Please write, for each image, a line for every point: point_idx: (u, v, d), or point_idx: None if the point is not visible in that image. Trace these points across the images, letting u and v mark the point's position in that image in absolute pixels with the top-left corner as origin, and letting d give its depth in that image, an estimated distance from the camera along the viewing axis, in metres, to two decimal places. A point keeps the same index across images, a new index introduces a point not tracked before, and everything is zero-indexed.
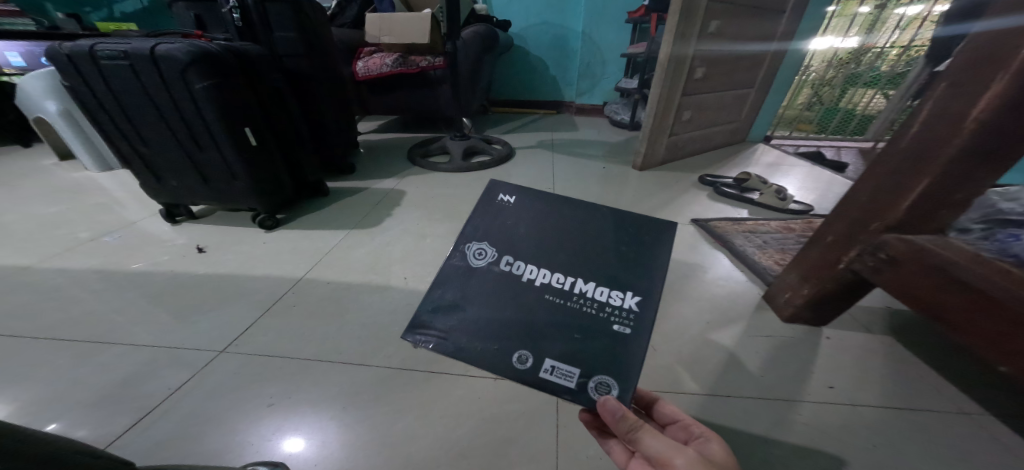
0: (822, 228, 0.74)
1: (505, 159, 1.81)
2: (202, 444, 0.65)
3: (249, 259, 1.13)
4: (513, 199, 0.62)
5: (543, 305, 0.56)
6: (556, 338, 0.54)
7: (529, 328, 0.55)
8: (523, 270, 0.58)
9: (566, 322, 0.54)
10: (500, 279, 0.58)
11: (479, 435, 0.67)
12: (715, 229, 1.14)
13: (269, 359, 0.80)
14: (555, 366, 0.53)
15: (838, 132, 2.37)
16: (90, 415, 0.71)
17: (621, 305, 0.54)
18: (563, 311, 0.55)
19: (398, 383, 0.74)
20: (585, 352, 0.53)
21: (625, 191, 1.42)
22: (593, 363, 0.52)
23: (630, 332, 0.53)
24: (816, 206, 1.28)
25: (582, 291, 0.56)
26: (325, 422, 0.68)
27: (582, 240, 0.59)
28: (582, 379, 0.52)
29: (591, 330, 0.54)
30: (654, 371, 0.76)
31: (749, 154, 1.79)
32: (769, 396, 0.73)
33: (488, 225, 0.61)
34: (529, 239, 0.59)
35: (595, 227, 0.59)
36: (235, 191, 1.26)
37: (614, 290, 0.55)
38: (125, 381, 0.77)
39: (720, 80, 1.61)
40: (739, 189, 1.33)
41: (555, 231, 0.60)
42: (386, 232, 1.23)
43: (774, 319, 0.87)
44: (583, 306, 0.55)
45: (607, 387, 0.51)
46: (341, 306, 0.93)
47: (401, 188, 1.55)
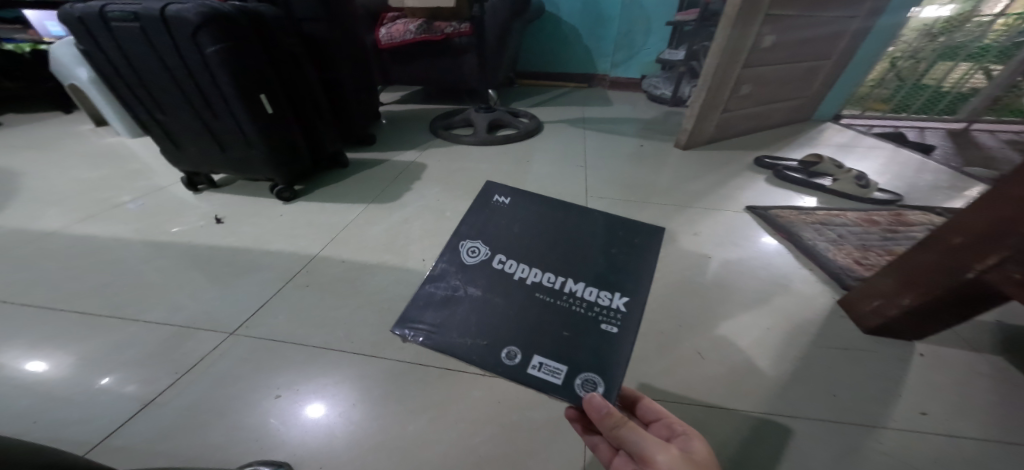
0: (945, 226, 0.59)
1: (533, 133, 1.68)
2: (200, 439, 0.60)
3: (265, 233, 1.07)
4: (509, 201, 0.56)
5: (531, 304, 0.49)
6: (543, 334, 0.47)
7: (517, 323, 0.48)
8: (515, 270, 0.51)
9: (553, 320, 0.48)
10: (493, 280, 0.51)
11: (500, 443, 0.59)
12: (777, 219, 0.99)
13: (279, 345, 0.74)
14: (543, 363, 0.45)
15: (921, 112, 2.04)
16: (98, 396, 0.67)
17: (611, 307, 0.48)
18: (552, 310, 0.48)
19: (411, 380, 0.67)
20: (575, 348, 0.46)
21: (670, 172, 1.27)
22: (585, 359, 0.45)
23: (618, 331, 0.46)
24: (902, 195, 1.11)
25: (572, 290, 0.50)
26: (328, 403, 0.64)
27: (574, 240, 0.53)
28: (569, 376, 0.45)
29: (581, 329, 0.47)
30: (704, 381, 0.66)
31: (814, 135, 1.59)
32: (840, 419, 0.61)
33: (483, 223, 0.55)
34: (528, 238, 0.53)
35: (587, 229, 0.54)
36: (251, 160, 1.19)
37: (601, 290, 0.49)
38: (134, 359, 0.72)
39: (789, 49, 1.40)
40: (806, 174, 1.17)
41: (551, 231, 0.54)
42: (406, 208, 1.14)
43: (849, 327, 0.74)
44: (572, 304, 0.49)
45: (593, 384, 0.44)
46: (356, 289, 0.86)
47: (422, 162, 1.46)
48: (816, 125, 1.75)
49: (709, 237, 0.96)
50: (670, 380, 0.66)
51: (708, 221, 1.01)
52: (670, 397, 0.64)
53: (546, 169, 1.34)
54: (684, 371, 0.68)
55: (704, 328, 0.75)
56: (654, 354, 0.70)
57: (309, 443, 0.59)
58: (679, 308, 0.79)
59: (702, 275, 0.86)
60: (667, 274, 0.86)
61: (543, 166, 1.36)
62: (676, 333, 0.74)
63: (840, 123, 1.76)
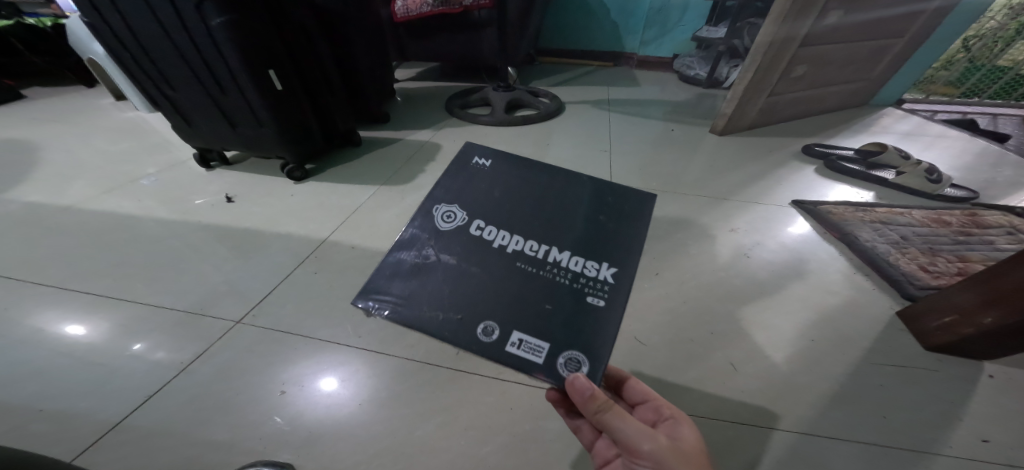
0: None
1: (554, 114, 1.59)
2: (204, 435, 0.57)
3: (275, 213, 1.02)
4: (489, 164, 0.51)
5: (510, 275, 0.44)
6: (524, 307, 0.42)
7: (497, 294, 0.43)
8: (493, 236, 0.46)
9: (535, 293, 0.43)
10: (469, 250, 0.46)
11: (510, 454, 0.55)
12: (828, 216, 0.90)
13: (285, 336, 0.70)
14: (523, 339, 0.41)
15: (997, 97, 1.77)
16: (105, 381, 0.64)
17: (595, 278, 0.43)
18: (533, 282, 0.44)
19: (418, 380, 0.63)
20: (559, 322, 0.41)
21: (704, 160, 1.17)
22: (571, 335, 0.41)
23: (604, 305, 0.42)
24: (978, 192, 0.99)
25: (553, 259, 0.44)
26: (337, 375, 0.64)
27: (558, 205, 0.48)
28: (551, 355, 0.40)
29: (564, 303, 0.42)
30: (736, 396, 0.60)
31: (870, 121, 1.44)
32: (890, 444, 0.55)
33: (461, 188, 0.49)
34: (509, 203, 0.48)
35: (573, 193, 0.48)
36: (262, 139, 1.15)
37: (584, 260, 0.44)
38: (139, 343, 0.70)
39: (854, 27, 1.26)
40: (864, 166, 1.06)
41: (534, 196, 0.48)
42: (420, 192, 1.08)
43: (909, 342, 0.66)
44: (553, 275, 0.44)
45: (576, 363, 0.40)
46: (367, 277, 0.81)
47: (436, 142, 1.40)
48: (874, 110, 1.59)
49: (750, 234, 0.87)
50: (699, 393, 0.60)
51: (747, 215, 0.92)
52: (699, 412, 0.58)
53: (569, 153, 1.26)
54: (715, 384, 0.61)
55: (742, 336, 0.68)
56: (683, 363, 0.64)
57: (322, 431, 0.57)
58: (713, 312, 0.72)
59: (741, 277, 0.78)
60: (701, 275, 0.78)
61: (565, 150, 1.28)
62: (707, 341, 0.67)
63: (902, 108, 1.61)
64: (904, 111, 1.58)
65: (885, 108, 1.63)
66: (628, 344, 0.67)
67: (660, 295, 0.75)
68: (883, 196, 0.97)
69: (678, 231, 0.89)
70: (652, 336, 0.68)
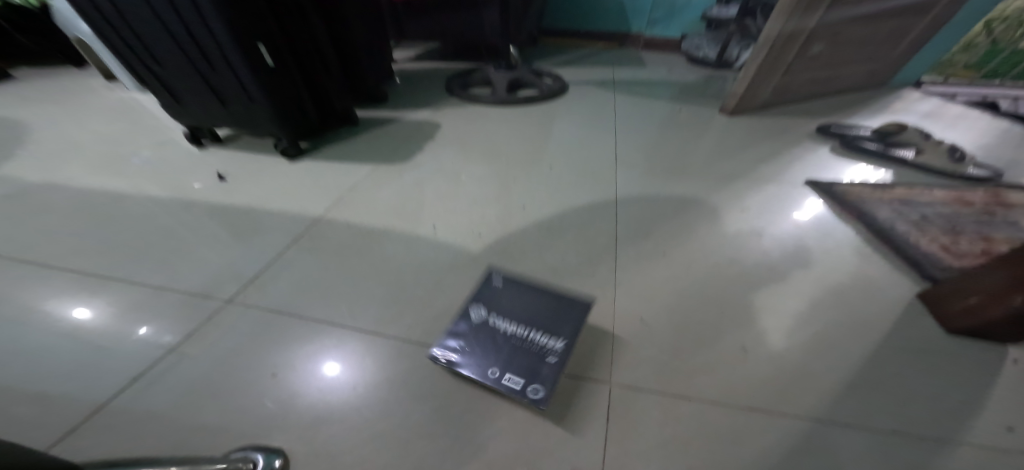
0: None
1: (557, 94, 1.53)
2: (192, 418, 0.54)
3: (268, 191, 0.98)
4: (503, 284, 0.67)
5: (503, 343, 0.59)
6: (509, 360, 0.57)
7: (491, 351, 0.59)
8: (495, 323, 0.62)
9: (516, 354, 0.58)
10: (479, 330, 0.61)
11: (510, 438, 0.52)
12: (845, 195, 0.86)
13: (278, 317, 0.67)
14: (506, 374, 0.56)
15: None
16: (89, 362, 0.61)
17: (553, 346, 0.58)
18: (517, 349, 0.58)
19: (414, 364, 0.60)
20: (533, 372, 0.56)
21: (714, 140, 1.13)
22: (538, 377, 0.55)
23: (555, 361, 0.56)
24: (1003, 172, 0.96)
25: (530, 336, 0.60)
26: (337, 359, 0.61)
27: (536, 309, 0.63)
28: (524, 384, 0.54)
29: (534, 357, 0.57)
30: (747, 382, 0.57)
31: (889, 102, 1.40)
32: (909, 432, 0.52)
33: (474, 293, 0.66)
34: (504, 302, 0.65)
35: (549, 299, 0.64)
36: (254, 116, 1.10)
37: (546, 336, 0.59)
38: (124, 324, 0.67)
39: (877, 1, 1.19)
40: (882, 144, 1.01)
41: (522, 303, 0.64)
42: (418, 170, 1.04)
43: (930, 327, 0.63)
44: (528, 344, 0.59)
45: (537, 390, 0.54)
46: (361, 256, 0.78)
47: (436, 121, 1.35)
48: (891, 92, 1.53)
49: (763, 214, 0.84)
50: (708, 378, 0.57)
51: (759, 195, 0.89)
52: (709, 398, 0.55)
53: (574, 133, 1.22)
54: (726, 369, 0.59)
55: (755, 319, 0.65)
56: (692, 347, 0.61)
57: (319, 416, 0.54)
58: (724, 295, 0.68)
59: (754, 258, 0.74)
60: (712, 256, 0.75)
61: (568, 130, 1.23)
62: (717, 324, 0.64)
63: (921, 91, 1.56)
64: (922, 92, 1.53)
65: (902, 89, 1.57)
66: (635, 326, 0.64)
67: (668, 276, 0.72)
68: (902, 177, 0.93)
69: (687, 212, 0.85)
70: (660, 318, 0.65)
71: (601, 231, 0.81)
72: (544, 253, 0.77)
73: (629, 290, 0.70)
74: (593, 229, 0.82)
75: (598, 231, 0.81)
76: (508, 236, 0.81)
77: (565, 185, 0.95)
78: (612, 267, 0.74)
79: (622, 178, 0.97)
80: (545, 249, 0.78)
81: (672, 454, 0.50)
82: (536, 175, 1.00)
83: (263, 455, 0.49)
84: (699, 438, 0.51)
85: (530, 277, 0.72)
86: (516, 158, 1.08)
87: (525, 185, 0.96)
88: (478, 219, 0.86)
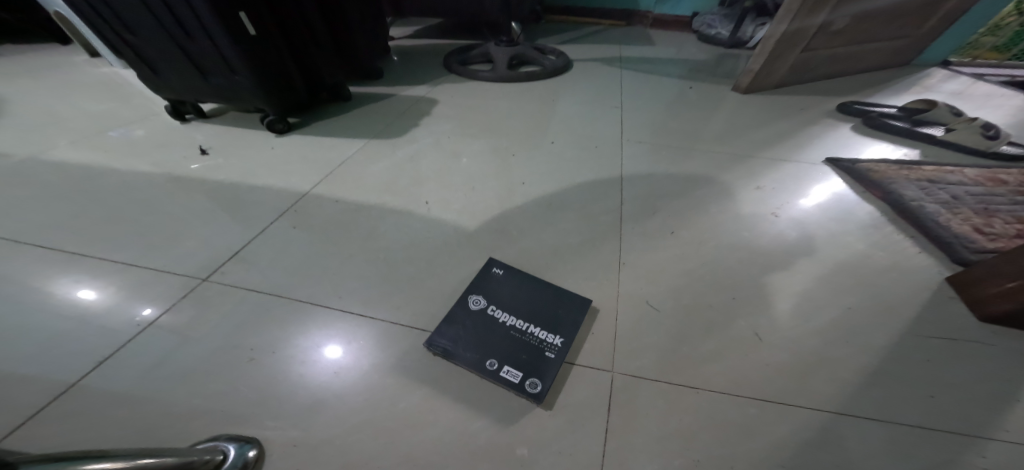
0: None
1: (561, 71, 1.46)
2: (157, 403, 0.49)
3: (253, 166, 0.92)
4: (504, 272, 0.63)
5: (502, 335, 0.55)
6: (506, 353, 0.53)
7: (488, 341, 0.54)
8: (495, 313, 0.57)
9: (513, 347, 0.54)
10: (477, 319, 0.57)
11: (505, 429, 0.47)
12: (870, 174, 0.81)
13: (258, 296, 0.61)
14: (504, 367, 0.52)
15: None
16: (48, 339, 0.55)
17: (552, 342, 0.54)
18: (515, 341, 0.54)
19: (402, 345, 0.55)
20: (531, 366, 0.52)
21: (726, 118, 1.07)
22: (536, 372, 0.51)
23: (554, 357, 0.53)
24: None
25: (530, 329, 0.55)
26: (337, 346, 0.55)
27: (538, 302, 0.59)
28: (522, 378, 0.51)
29: (532, 351, 0.53)
30: (762, 371, 0.53)
31: (915, 80, 1.35)
32: (937, 427, 0.48)
33: (474, 281, 0.62)
34: (506, 292, 0.60)
35: (552, 292, 0.60)
36: (237, 89, 1.04)
37: (546, 330, 0.55)
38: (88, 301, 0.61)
39: None
40: (910, 122, 0.98)
41: (524, 294, 0.60)
42: (413, 145, 0.99)
43: (959, 313, 0.58)
44: (526, 337, 0.55)
45: (534, 384, 0.50)
46: (349, 234, 0.73)
47: (433, 97, 1.29)
48: (914, 71, 1.46)
49: (779, 193, 0.78)
50: (719, 366, 0.53)
51: (775, 173, 0.83)
52: (719, 388, 0.51)
53: (578, 109, 1.16)
54: (737, 356, 0.54)
55: (769, 304, 0.60)
56: (701, 333, 0.57)
57: (302, 405, 0.49)
58: (737, 277, 0.64)
59: (770, 238, 0.70)
60: (724, 236, 0.70)
61: (573, 107, 1.17)
62: (728, 308, 0.60)
63: (947, 71, 1.48)
64: (949, 72, 1.45)
65: (929, 68, 1.49)
66: (640, 310, 0.60)
67: (679, 257, 0.67)
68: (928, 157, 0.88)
69: (697, 189, 0.80)
70: (667, 302, 0.61)
71: (606, 209, 0.76)
72: (544, 231, 0.72)
73: (634, 272, 0.65)
74: (597, 207, 0.77)
75: (603, 210, 0.76)
76: (506, 213, 0.76)
77: (569, 162, 0.90)
78: (616, 247, 0.69)
79: (629, 155, 0.92)
80: (545, 228, 0.73)
81: (678, 449, 0.46)
82: (538, 152, 0.94)
83: (235, 445, 0.44)
84: (707, 431, 0.47)
85: (530, 257, 0.67)
86: (518, 134, 1.02)
87: (527, 162, 0.91)
88: (475, 196, 0.81)
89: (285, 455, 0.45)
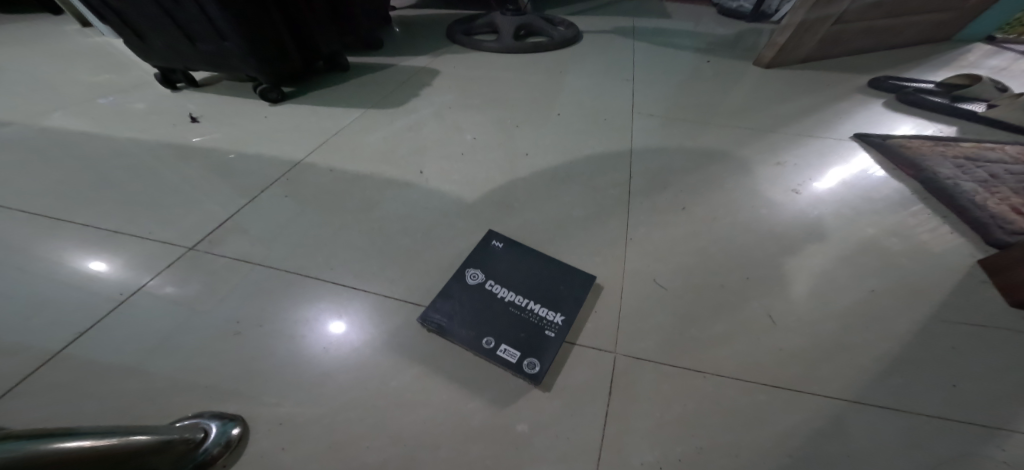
0: None
1: (570, 42, 1.39)
2: (137, 379, 0.46)
3: (245, 135, 0.88)
4: (503, 245, 0.59)
5: (502, 313, 0.52)
6: (504, 330, 0.50)
7: (486, 318, 0.51)
8: (493, 289, 0.54)
9: (511, 324, 0.51)
10: (474, 294, 0.54)
11: (501, 410, 0.45)
12: (902, 151, 0.76)
13: (248, 268, 0.59)
14: (502, 347, 0.49)
15: None
16: (22, 311, 0.53)
17: (552, 320, 0.51)
18: (514, 318, 0.51)
19: (394, 321, 0.52)
20: (530, 345, 0.49)
21: (744, 92, 1.01)
22: (535, 352, 0.48)
23: (554, 336, 0.50)
24: None
25: (530, 306, 0.53)
26: (327, 319, 0.52)
27: (540, 279, 0.56)
28: (519, 358, 0.48)
29: (531, 330, 0.50)
30: (774, 355, 0.50)
31: (952, 56, 1.26)
32: (956, 417, 0.45)
33: (475, 255, 0.58)
34: (506, 268, 0.57)
35: (554, 268, 0.57)
36: (228, 56, 0.99)
37: (546, 307, 0.53)
38: (64, 270, 0.58)
39: None
40: (949, 98, 0.93)
41: (525, 270, 0.57)
42: (412, 115, 0.94)
43: (990, 299, 0.54)
44: (526, 314, 0.52)
45: (532, 365, 0.47)
46: (344, 204, 0.69)
47: (435, 68, 1.23)
48: (951, 46, 1.36)
49: (800, 170, 0.74)
50: (728, 349, 0.50)
51: (797, 149, 0.78)
52: (727, 373, 0.48)
53: (587, 81, 1.10)
54: (749, 340, 0.51)
55: (784, 285, 0.57)
56: (711, 313, 0.54)
57: (289, 382, 0.46)
58: (751, 255, 0.60)
59: (788, 216, 0.66)
60: (739, 213, 0.66)
61: (582, 78, 1.11)
62: (740, 288, 0.56)
63: (989, 46, 1.38)
64: (991, 49, 1.35)
65: (970, 44, 1.39)
66: (647, 288, 0.56)
67: (691, 234, 0.63)
68: (965, 135, 0.82)
69: (713, 164, 0.76)
70: (676, 281, 0.57)
71: (614, 183, 0.72)
72: (548, 204, 0.68)
73: (643, 248, 0.61)
74: (605, 181, 0.73)
75: (612, 183, 0.72)
76: (508, 185, 0.72)
77: (576, 134, 0.85)
78: (624, 221, 0.65)
79: (640, 128, 0.87)
80: (550, 201, 0.69)
81: (680, 434, 0.44)
82: (545, 124, 0.89)
83: (218, 423, 0.42)
84: (713, 417, 0.45)
85: (532, 231, 0.64)
86: (523, 105, 0.97)
87: (532, 134, 0.86)
88: (477, 167, 0.77)
89: (272, 434, 0.43)
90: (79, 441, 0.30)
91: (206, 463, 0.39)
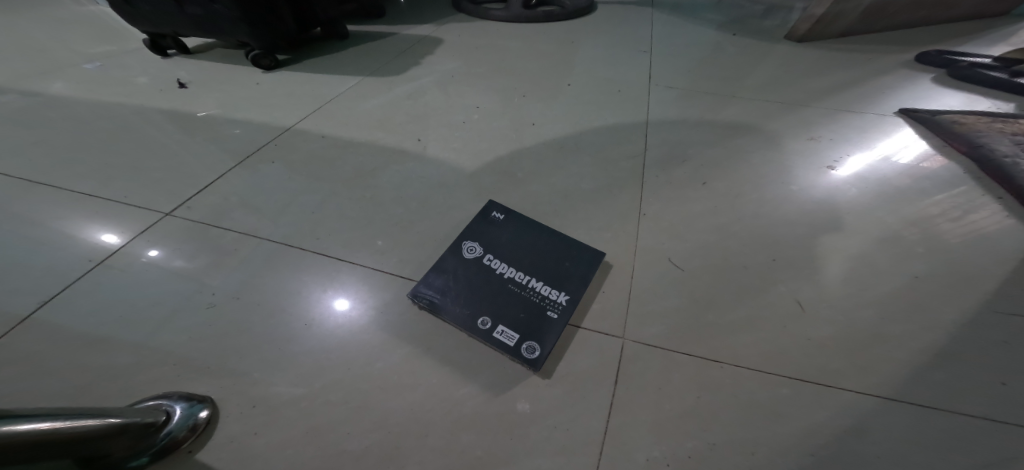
0: None
1: (583, 12, 1.31)
2: (104, 352, 0.43)
3: (236, 101, 0.84)
4: (504, 217, 0.55)
5: (501, 291, 0.47)
6: (502, 310, 0.46)
7: (482, 296, 0.47)
8: (492, 264, 0.50)
9: (510, 303, 0.46)
10: (470, 269, 0.49)
11: (494, 397, 0.41)
12: (954, 127, 0.69)
13: (229, 237, 0.55)
14: (499, 328, 0.45)
15: None
16: None
17: (555, 299, 0.47)
18: (513, 297, 0.47)
19: (383, 297, 0.48)
20: (530, 327, 0.45)
21: (772, 65, 0.93)
22: (534, 335, 0.44)
23: (556, 317, 0.45)
24: None
25: (531, 284, 0.48)
26: (311, 293, 0.48)
27: (543, 255, 0.51)
28: (517, 342, 0.44)
29: (532, 311, 0.46)
30: (800, 346, 0.45)
31: (1006, 31, 1.15)
32: (1012, 421, 0.40)
33: (475, 228, 0.53)
34: (508, 242, 0.52)
35: (558, 244, 0.52)
36: (217, 18, 0.93)
37: (549, 286, 0.48)
38: (33, 235, 0.55)
39: None
40: (1008, 74, 0.85)
41: (527, 245, 0.52)
42: (412, 83, 0.89)
43: None
44: (525, 293, 0.47)
45: (530, 349, 0.43)
46: (336, 172, 0.65)
47: (438, 36, 1.16)
48: (1007, 19, 1.24)
49: (835, 145, 0.68)
50: (749, 337, 0.46)
51: (832, 124, 0.72)
52: (747, 363, 0.44)
53: (601, 51, 1.02)
54: (773, 327, 0.46)
55: (814, 269, 0.51)
56: (731, 297, 0.49)
57: (267, 359, 0.43)
58: (778, 236, 0.55)
59: (821, 194, 0.60)
60: (767, 190, 0.61)
61: (596, 49, 1.04)
62: (765, 272, 0.51)
63: None
64: None
65: None
66: (661, 269, 0.51)
67: (712, 211, 0.58)
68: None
69: (738, 138, 0.69)
70: (694, 261, 0.52)
71: (627, 155, 0.67)
72: (554, 176, 0.63)
73: (658, 226, 0.56)
74: (617, 153, 0.67)
75: (626, 156, 0.66)
76: (512, 156, 0.67)
77: (588, 105, 0.79)
78: (637, 196, 0.60)
79: (658, 99, 0.80)
80: (557, 174, 0.64)
81: (692, 430, 0.39)
82: (554, 94, 0.83)
83: (184, 405, 0.38)
84: (730, 411, 0.40)
85: (537, 205, 0.59)
86: (531, 75, 0.91)
87: (540, 104, 0.80)
88: (480, 137, 0.71)
89: (243, 417, 0.39)
90: (39, 422, 0.26)
91: (168, 448, 0.36)
